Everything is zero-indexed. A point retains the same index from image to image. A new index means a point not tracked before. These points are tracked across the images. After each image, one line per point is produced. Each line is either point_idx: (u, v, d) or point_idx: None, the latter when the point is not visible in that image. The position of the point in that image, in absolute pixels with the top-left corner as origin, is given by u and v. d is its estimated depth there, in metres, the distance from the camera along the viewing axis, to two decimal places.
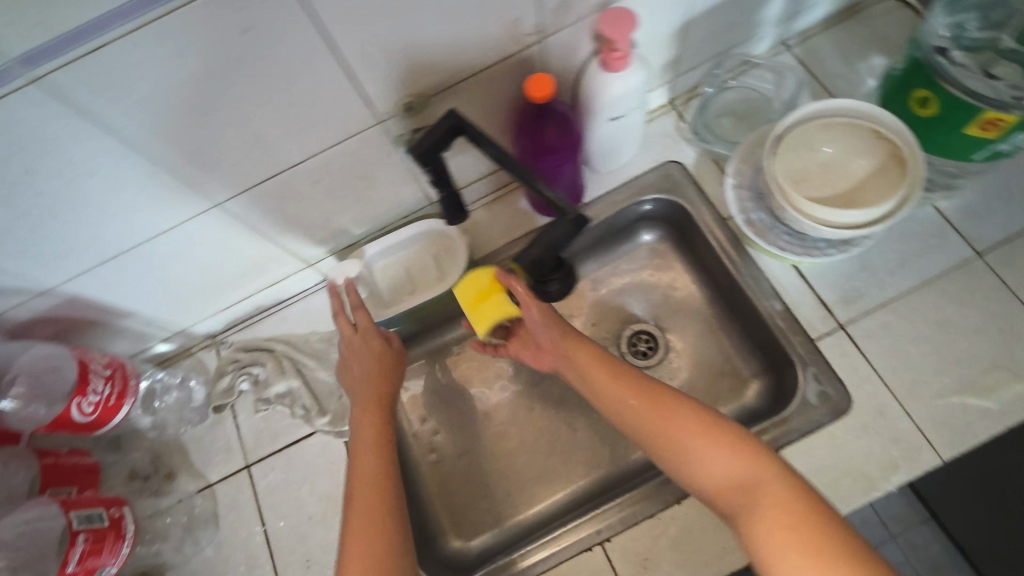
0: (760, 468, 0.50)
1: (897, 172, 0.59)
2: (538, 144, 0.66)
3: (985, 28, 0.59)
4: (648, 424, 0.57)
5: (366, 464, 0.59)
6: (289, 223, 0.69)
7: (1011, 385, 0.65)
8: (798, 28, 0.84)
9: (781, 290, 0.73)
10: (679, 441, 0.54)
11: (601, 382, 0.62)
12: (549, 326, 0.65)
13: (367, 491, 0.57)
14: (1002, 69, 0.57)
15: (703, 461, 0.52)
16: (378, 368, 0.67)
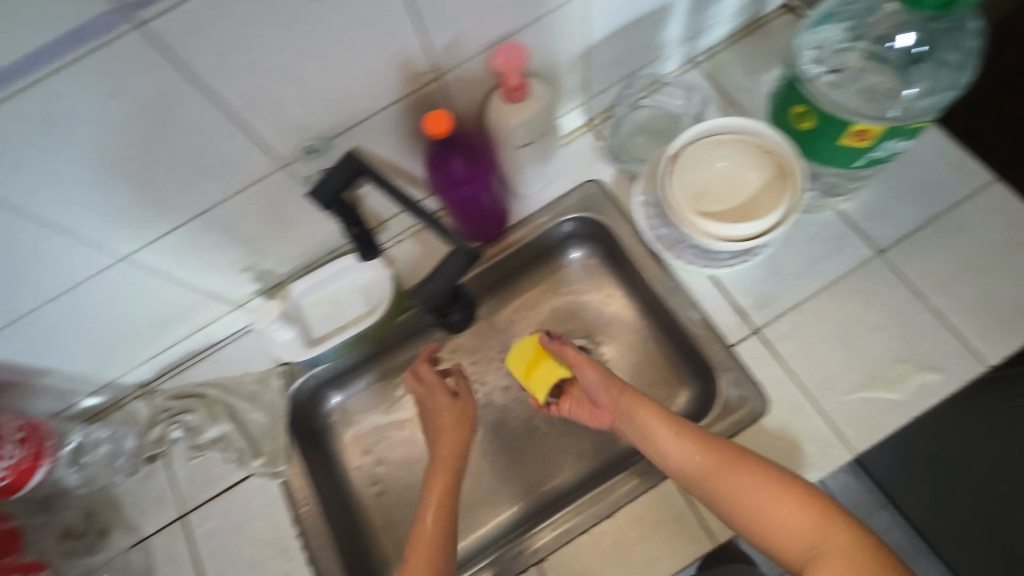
0: (828, 524, 0.55)
1: (783, 184, 0.63)
2: (449, 175, 0.68)
3: (848, 39, 0.60)
4: (716, 479, 0.61)
5: (433, 515, 0.64)
6: (205, 269, 0.69)
7: (915, 377, 0.68)
8: (704, 45, 0.87)
9: (698, 300, 0.76)
10: (747, 496, 0.59)
11: (661, 437, 0.65)
12: (608, 386, 0.72)
13: (433, 541, 0.62)
14: (865, 80, 0.59)
15: (773, 516, 0.57)
16: (460, 417, 0.72)
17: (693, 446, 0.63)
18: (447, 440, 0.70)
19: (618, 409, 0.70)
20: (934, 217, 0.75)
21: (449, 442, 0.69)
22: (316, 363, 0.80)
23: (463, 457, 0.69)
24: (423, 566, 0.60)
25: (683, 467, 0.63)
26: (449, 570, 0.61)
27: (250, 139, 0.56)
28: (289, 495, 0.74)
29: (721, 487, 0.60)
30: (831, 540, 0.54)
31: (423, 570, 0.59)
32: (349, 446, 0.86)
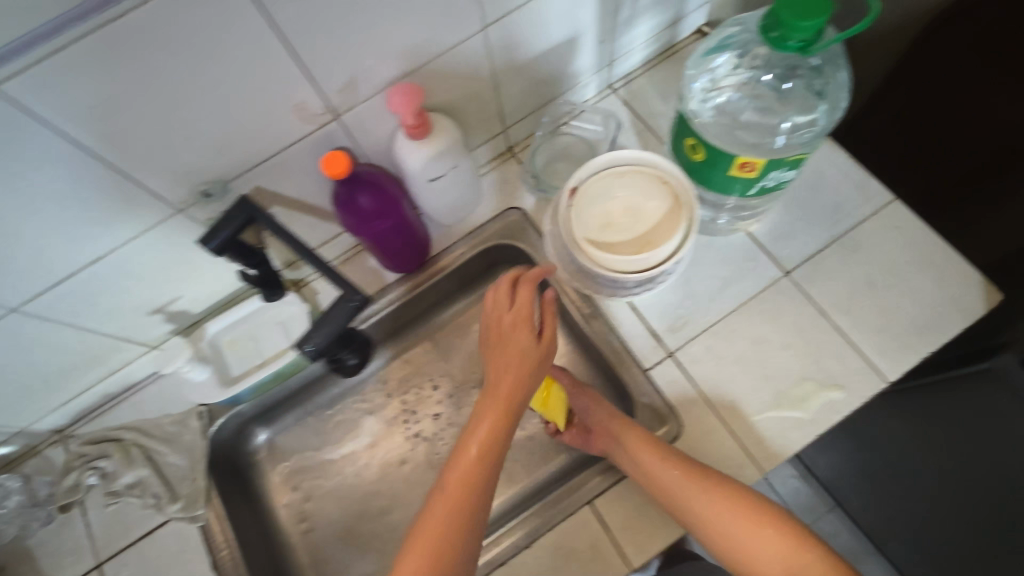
0: (802, 548, 0.56)
1: (679, 214, 0.65)
2: (358, 213, 0.67)
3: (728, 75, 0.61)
4: (700, 505, 0.62)
5: (483, 445, 0.55)
6: (111, 313, 0.68)
7: (820, 394, 0.70)
8: (620, 72, 0.89)
9: (616, 325, 0.77)
10: (730, 520, 0.60)
11: (651, 460, 0.65)
12: (599, 411, 0.73)
13: (472, 476, 0.54)
14: (745, 116, 0.60)
15: (747, 540, 0.59)
16: (536, 356, 0.60)
17: (680, 470, 0.64)
18: (518, 365, 0.59)
19: (605, 432, 0.71)
20: (837, 236, 0.77)
21: (520, 372, 0.59)
22: (237, 403, 0.79)
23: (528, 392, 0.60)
24: (452, 503, 0.53)
25: (671, 491, 0.63)
26: (480, 513, 0.53)
27: (137, 186, 0.56)
28: (208, 539, 0.73)
29: (705, 512, 0.61)
30: (811, 562, 0.55)
31: (451, 506, 0.52)
32: (277, 482, 0.85)
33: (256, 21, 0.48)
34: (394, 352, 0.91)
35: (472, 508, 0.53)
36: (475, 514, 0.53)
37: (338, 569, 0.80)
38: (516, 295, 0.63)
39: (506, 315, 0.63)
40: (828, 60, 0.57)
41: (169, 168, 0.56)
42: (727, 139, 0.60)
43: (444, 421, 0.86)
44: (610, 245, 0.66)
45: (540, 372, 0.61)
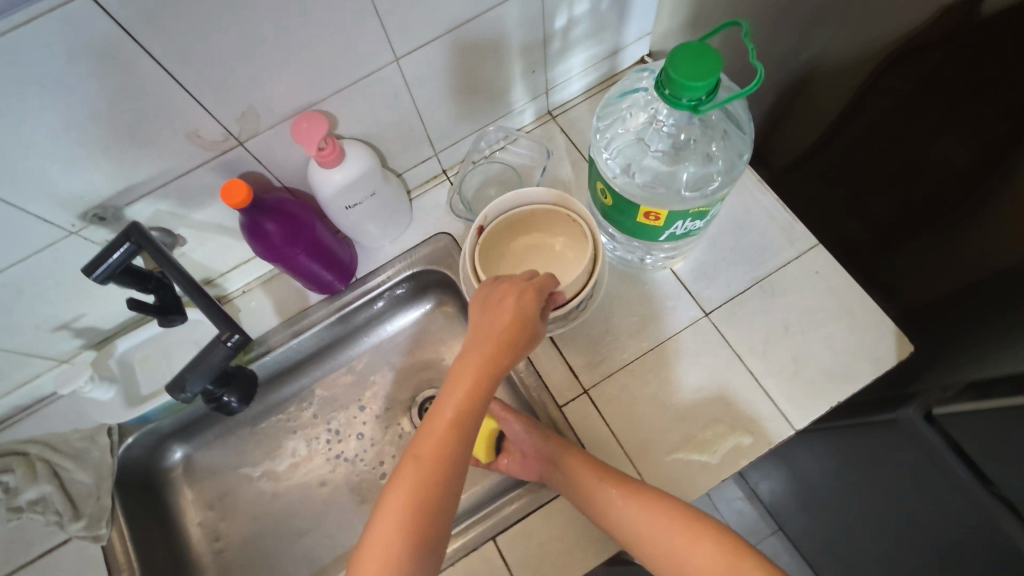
0: (739, 560, 0.55)
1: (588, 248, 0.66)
2: (268, 241, 0.66)
3: (631, 125, 0.62)
4: (639, 521, 0.61)
5: (461, 416, 0.50)
6: (10, 330, 0.67)
7: (727, 438, 0.70)
8: (557, 100, 0.89)
9: (535, 358, 0.77)
10: (668, 534, 0.59)
11: (587, 482, 0.65)
12: (533, 435, 0.72)
13: (445, 451, 0.49)
14: (647, 165, 0.61)
15: (686, 552, 0.57)
16: (528, 324, 0.55)
17: (614, 488, 0.63)
18: (510, 327, 0.54)
19: (544, 456, 0.70)
20: (759, 278, 0.78)
21: (509, 339, 0.53)
22: (149, 420, 0.79)
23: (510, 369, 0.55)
24: (416, 490, 0.48)
25: (608, 509, 0.63)
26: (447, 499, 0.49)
27: (20, 211, 0.54)
28: (109, 560, 0.72)
29: (645, 529, 0.60)
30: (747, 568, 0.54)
31: (415, 493, 0.48)
32: (192, 501, 0.84)
33: (133, 52, 0.47)
34: (320, 371, 0.89)
35: (443, 480, 0.48)
36: (442, 499, 0.48)
37: None
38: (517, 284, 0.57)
39: (513, 293, 0.56)
40: (726, 119, 0.59)
41: (56, 193, 0.55)
42: (629, 184, 0.60)
43: (366, 444, 0.85)
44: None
45: (525, 341, 0.55)
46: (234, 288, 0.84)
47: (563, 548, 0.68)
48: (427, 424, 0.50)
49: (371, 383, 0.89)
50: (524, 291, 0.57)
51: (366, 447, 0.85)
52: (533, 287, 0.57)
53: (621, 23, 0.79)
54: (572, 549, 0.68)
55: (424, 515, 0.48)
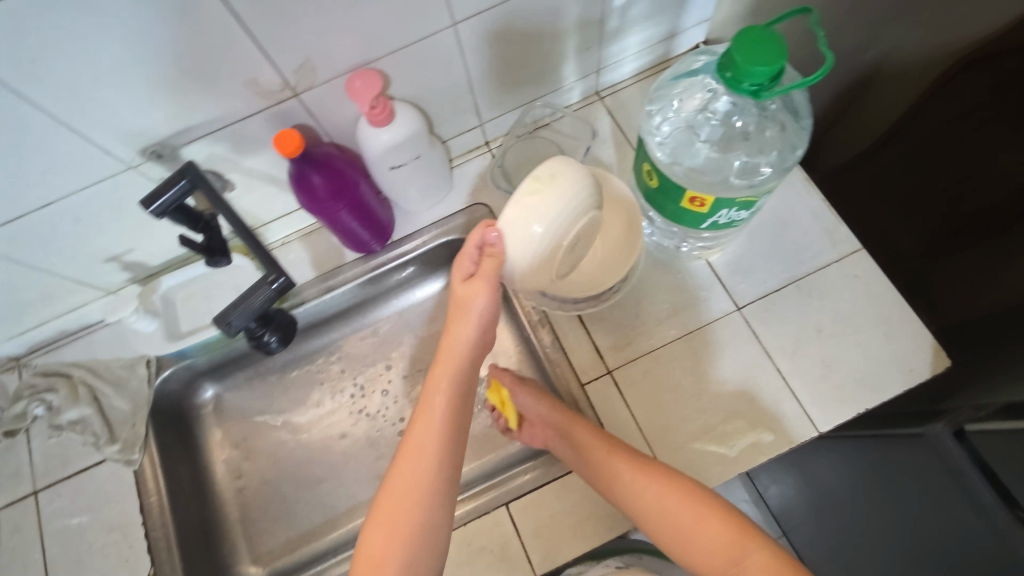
0: (746, 540, 0.59)
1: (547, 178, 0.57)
2: (313, 193, 0.68)
3: (683, 108, 0.62)
4: (651, 498, 0.62)
5: (434, 408, 0.64)
6: (64, 257, 0.70)
7: (747, 434, 0.70)
8: (608, 80, 0.87)
9: (561, 335, 0.77)
10: (677, 514, 0.61)
11: (598, 453, 0.66)
12: (540, 404, 0.74)
13: (425, 439, 0.62)
14: (696, 150, 0.60)
15: (694, 526, 0.61)
16: (476, 309, 0.64)
17: (626, 463, 0.64)
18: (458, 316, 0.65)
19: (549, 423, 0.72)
20: (797, 278, 0.76)
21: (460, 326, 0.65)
22: (185, 357, 0.82)
23: (472, 356, 0.67)
24: (409, 481, 0.61)
25: (619, 481, 0.64)
26: (442, 471, 0.62)
27: (85, 142, 0.57)
28: (139, 484, 0.76)
29: (655, 506, 0.62)
30: (751, 558, 0.57)
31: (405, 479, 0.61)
32: (218, 438, 0.87)
33: None
34: (349, 328, 0.91)
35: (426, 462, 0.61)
36: (436, 476, 0.61)
37: (263, 528, 0.83)
38: (453, 272, 0.64)
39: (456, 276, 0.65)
40: (785, 108, 0.58)
41: (119, 127, 0.57)
42: (677, 168, 0.59)
43: (387, 402, 0.87)
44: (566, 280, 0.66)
45: (479, 326, 0.65)
46: (274, 239, 0.86)
47: (572, 522, 0.69)
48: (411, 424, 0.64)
49: (398, 344, 0.90)
50: (461, 275, 0.64)
51: (387, 405, 0.87)
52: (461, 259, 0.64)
53: (681, 6, 0.78)
54: (581, 524, 0.69)
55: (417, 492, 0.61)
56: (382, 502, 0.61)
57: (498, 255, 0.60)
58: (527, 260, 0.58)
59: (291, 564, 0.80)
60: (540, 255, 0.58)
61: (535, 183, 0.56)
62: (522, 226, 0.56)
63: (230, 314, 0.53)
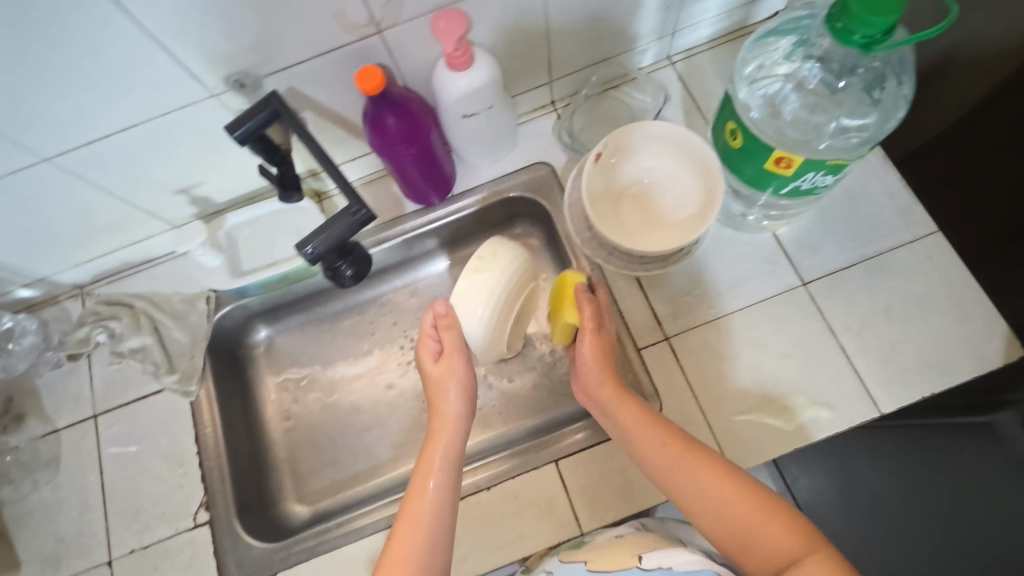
0: (804, 541, 0.49)
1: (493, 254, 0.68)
2: (384, 134, 0.67)
3: (777, 64, 0.60)
4: (693, 474, 0.56)
5: (426, 486, 0.60)
6: (138, 185, 0.71)
7: (807, 409, 0.69)
8: (681, 45, 0.85)
9: (619, 299, 0.76)
10: (724, 499, 0.53)
11: (637, 429, 0.61)
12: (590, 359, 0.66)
13: (419, 515, 0.58)
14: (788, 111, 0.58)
15: (742, 519, 0.52)
16: (454, 377, 0.67)
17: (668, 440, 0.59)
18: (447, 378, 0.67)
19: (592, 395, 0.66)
20: (867, 257, 0.74)
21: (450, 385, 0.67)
22: (243, 295, 0.83)
23: (461, 431, 0.65)
24: (408, 537, 0.57)
25: (661, 457, 0.58)
26: (436, 548, 0.57)
27: (175, 64, 0.57)
28: (195, 414, 0.78)
29: (699, 486, 0.55)
30: (810, 558, 0.47)
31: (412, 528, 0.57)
32: (269, 379, 0.89)
33: None
34: (401, 281, 0.92)
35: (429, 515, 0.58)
36: (433, 540, 0.57)
37: (309, 470, 0.84)
38: (421, 353, 0.68)
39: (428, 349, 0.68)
40: (891, 68, 0.55)
41: (207, 51, 0.57)
42: (765, 127, 0.58)
43: None
44: (643, 236, 0.65)
45: (461, 392, 0.66)
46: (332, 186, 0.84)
47: (622, 483, 0.69)
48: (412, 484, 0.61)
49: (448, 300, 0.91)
50: (429, 353, 0.68)
51: None
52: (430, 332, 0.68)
53: None
54: (631, 486, 0.69)
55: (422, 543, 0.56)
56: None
57: (452, 326, 0.67)
58: (477, 336, 0.68)
59: (334, 506, 0.82)
60: (487, 331, 0.68)
61: (479, 263, 0.67)
62: (467, 310, 0.67)
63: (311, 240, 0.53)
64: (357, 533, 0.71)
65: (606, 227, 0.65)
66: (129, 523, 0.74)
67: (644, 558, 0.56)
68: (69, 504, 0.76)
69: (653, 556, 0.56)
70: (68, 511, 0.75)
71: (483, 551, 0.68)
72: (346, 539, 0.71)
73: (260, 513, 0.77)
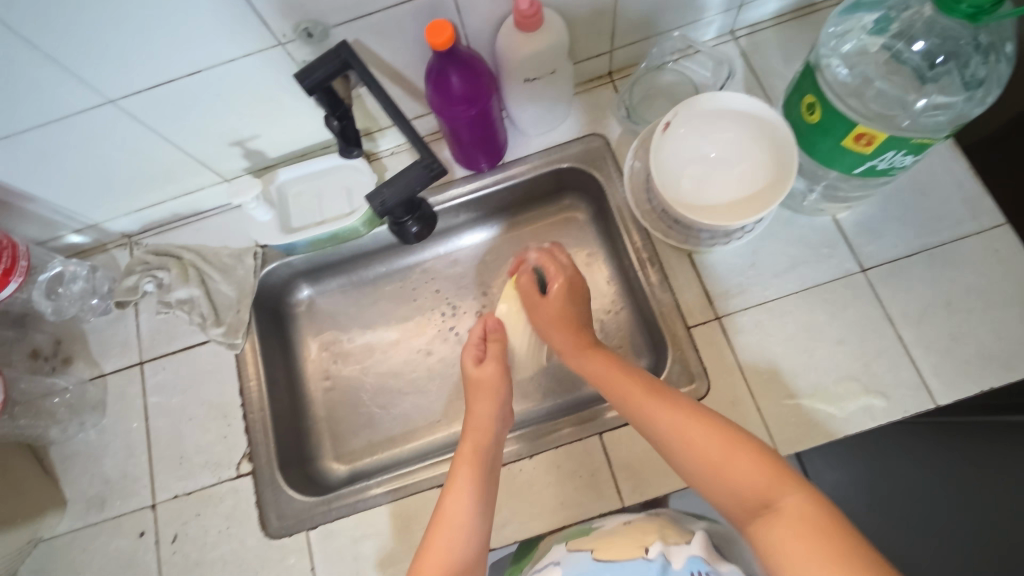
0: (780, 484, 0.47)
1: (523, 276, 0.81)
2: (445, 95, 0.66)
3: (870, 36, 0.58)
4: (676, 425, 0.55)
5: (461, 485, 0.60)
6: (195, 133, 0.71)
7: (859, 397, 0.68)
8: (746, 20, 0.82)
9: (671, 276, 0.75)
10: (698, 447, 0.53)
11: (625, 388, 0.61)
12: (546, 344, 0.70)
13: (454, 518, 0.57)
14: (876, 85, 0.57)
15: (719, 464, 0.51)
16: (493, 380, 0.69)
17: (652, 397, 0.59)
18: (485, 386, 0.69)
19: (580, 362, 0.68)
20: (930, 247, 0.72)
21: (490, 393, 0.68)
22: (290, 253, 0.83)
23: (494, 434, 0.65)
24: (445, 537, 0.56)
25: (647, 413, 0.58)
26: (470, 549, 0.56)
27: (247, 9, 0.56)
28: (241, 368, 0.79)
29: (680, 436, 0.54)
30: (785, 500, 0.46)
31: (450, 526, 0.56)
32: (309, 338, 0.89)
33: None
34: (443, 248, 0.92)
35: (466, 514, 0.57)
36: (468, 540, 0.56)
37: (346, 430, 0.84)
38: (465, 358, 0.72)
39: (470, 358, 0.72)
40: (996, 43, 0.52)
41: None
42: (850, 102, 0.56)
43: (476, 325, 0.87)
44: (710, 207, 0.64)
45: (496, 396, 0.68)
46: (384, 147, 0.84)
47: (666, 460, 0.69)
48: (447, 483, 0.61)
49: (491, 270, 0.90)
50: (472, 358, 0.72)
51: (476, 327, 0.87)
52: (474, 347, 0.73)
53: None
54: None
55: (455, 541, 0.56)
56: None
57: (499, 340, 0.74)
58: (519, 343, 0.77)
59: (370, 466, 0.82)
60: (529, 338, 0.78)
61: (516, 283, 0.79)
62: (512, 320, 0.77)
63: (383, 191, 0.53)
64: (398, 491, 0.72)
65: (671, 195, 0.65)
66: (173, 470, 0.75)
67: (650, 550, 0.55)
68: (114, 448, 0.77)
69: (659, 547, 0.55)
70: (114, 455, 0.76)
71: (523, 517, 0.69)
72: (388, 497, 0.71)
73: (299, 468, 0.78)
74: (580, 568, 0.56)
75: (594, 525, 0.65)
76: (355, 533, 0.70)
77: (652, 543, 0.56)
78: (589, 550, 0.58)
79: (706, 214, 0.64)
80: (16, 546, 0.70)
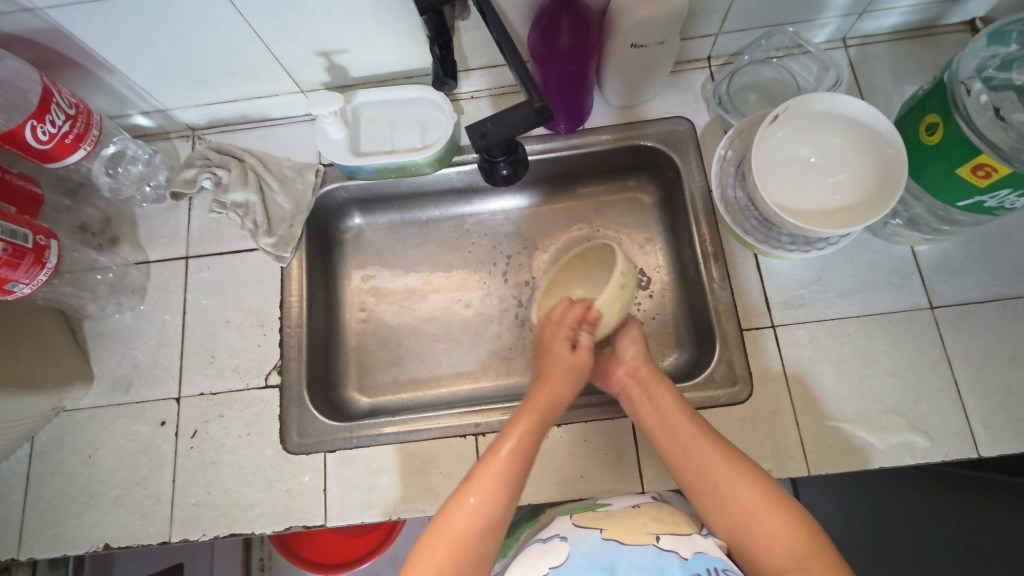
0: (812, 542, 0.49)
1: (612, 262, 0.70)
2: (552, 44, 0.65)
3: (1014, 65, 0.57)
4: (725, 482, 0.55)
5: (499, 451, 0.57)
6: (288, 34, 0.69)
7: (901, 431, 0.66)
8: (861, 30, 0.79)
9: (732, 275, 0.74)
10: (736, 488, 0.54)
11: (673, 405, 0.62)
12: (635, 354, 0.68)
13: (492, 481, 0.55)
14: (1016, 116, 0.55)
15: (751, 504, 0.53)
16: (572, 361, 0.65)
17: (701, 437, 0.58)
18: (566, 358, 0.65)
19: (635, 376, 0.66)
20: (1004, 297, 0.70)
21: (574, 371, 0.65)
22: (351, 177, 0.81)
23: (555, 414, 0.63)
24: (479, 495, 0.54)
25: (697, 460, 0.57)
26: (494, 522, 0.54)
27: None
28: (284, 282, 0.78)
29: (723, 487, 0.55)
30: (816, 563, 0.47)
31: (486, 487, 0.55)
32: (352, 268, 0.89)
33: None
34: (501, 205, 0.90)
35: (504, 486, 0.55)
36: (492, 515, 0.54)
37: (373, 365, 0.84)
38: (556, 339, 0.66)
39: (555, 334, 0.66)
40: None
41: None
42: (985, 128, 0.55)
43: (520, 286, 0.86)
44: (802, 213, 0.63)
45: (575, 385, 0.65)
46: (465, 90, 0.82)
47: None
48: (487, 454, 0.58)
49: (546, 237, 0.88)
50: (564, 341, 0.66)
51: (519, 289, 0.86)
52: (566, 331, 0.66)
53: None
54: None
55: (485, 507, 0.54)
56: (430, 539, 0.52)
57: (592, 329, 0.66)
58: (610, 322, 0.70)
59: (390, 404, 0.82)
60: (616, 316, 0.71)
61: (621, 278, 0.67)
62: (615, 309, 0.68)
63: (487, 124, 0.59)
64: (423, 433, 0.71)
65: (765, 195, 0.63)
66: (202, 367, 0.75)
67: (661, 538, 0.53)
68: (147, 335, 0.77)
69: (669, 539, 0.53)
70: (145, 341, 0.77)
71: (542, 483, 0.68)
72: (410, 438, 0.71)
73: (323, 390, 0.78)
74: (588, 546, 0.54)
75: (600, 505, 0.63)
76: (372, 465, 0.70)
77: (664, 533, 0.54)
78: (597, 528, 0.56)
79: (807, 224, 0.62)
80: (41, 411, 0.70)
